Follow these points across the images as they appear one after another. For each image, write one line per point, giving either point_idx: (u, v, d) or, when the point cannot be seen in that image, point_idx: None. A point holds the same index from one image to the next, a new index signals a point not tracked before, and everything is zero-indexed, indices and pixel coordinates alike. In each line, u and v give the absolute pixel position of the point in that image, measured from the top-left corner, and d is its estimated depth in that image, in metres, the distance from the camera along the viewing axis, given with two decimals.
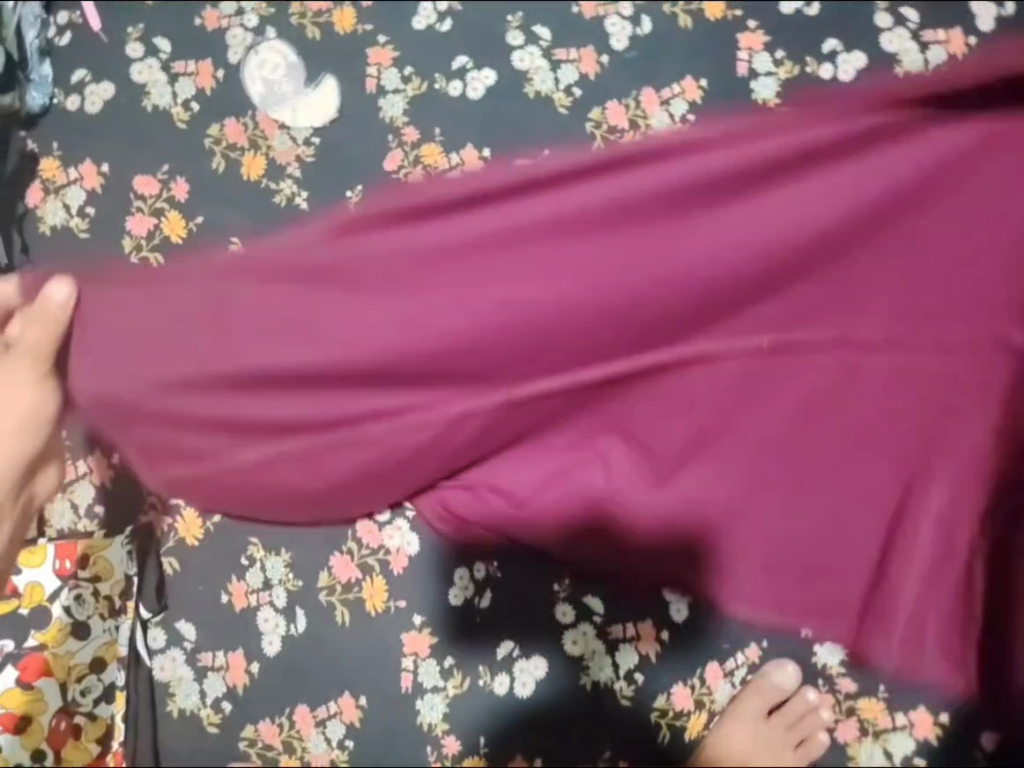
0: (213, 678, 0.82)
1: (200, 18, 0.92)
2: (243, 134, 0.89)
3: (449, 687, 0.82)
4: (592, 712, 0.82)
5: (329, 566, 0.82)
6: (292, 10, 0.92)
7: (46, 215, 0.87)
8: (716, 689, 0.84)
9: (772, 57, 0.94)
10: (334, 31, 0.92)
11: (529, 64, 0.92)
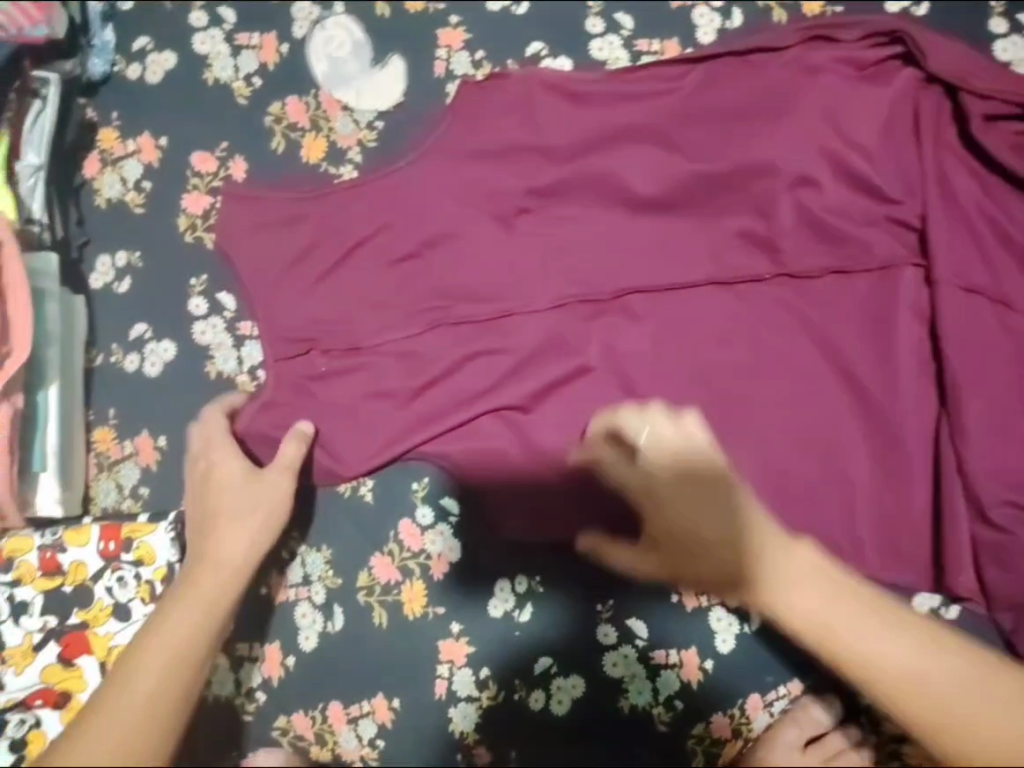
0: (251, 668, 0.82)
1: None
2: (305, 114, 0.86)
3: (482, 698, 0.81)
4: (629, 735, 0.80)
5: (369, 566, 0.82)
6: None
7: (102, 187, 0.85)
8: (755, 718, 0.81)
9: None
10: (405, 7, 0.87)
11: (608, 54, 0.87)
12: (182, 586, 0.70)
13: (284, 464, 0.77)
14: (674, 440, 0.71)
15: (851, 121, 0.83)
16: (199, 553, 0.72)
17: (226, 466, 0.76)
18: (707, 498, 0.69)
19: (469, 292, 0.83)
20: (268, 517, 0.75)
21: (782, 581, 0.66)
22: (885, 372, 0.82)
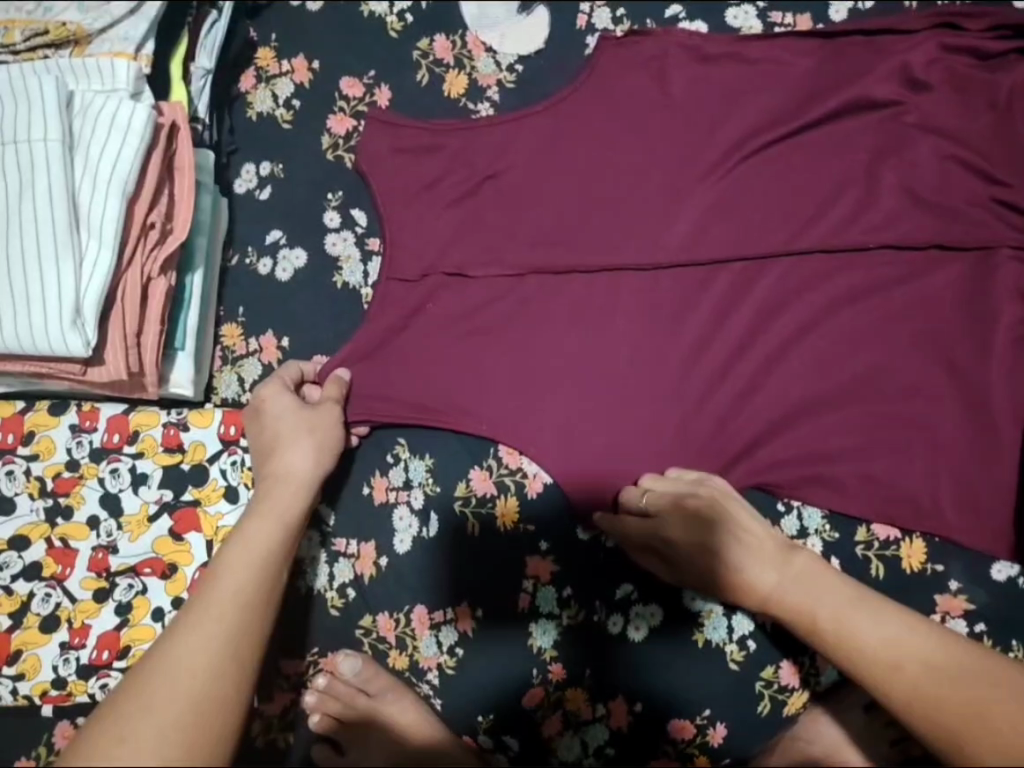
0: (343, 564, 0.85)
1: None
2: (451, 51, 0.92)
3: (563, 617, 0.84)
4: (701, 668, 0.83)
5: (468, 477, 0.85)
6: None
7: (256, 102, 0.92)
8: (823, 670, 0.84)
9: None
10: None
11: (742, 22, 0.93)
12: (248, 514, 0.72)
13: (328, 396, 0.83)
14: (672, 479, 0.81)
15: (966, 110, 0.87)
16: (267, 489, 0.75)
17: (277, 407, 0.80)
18: (705, 514, 0.79)
19: (589, 226, 0.88)
20: (324, 440, 0.79)
21: (759, 578, 0.77)
22: (981, 345, 0.84)
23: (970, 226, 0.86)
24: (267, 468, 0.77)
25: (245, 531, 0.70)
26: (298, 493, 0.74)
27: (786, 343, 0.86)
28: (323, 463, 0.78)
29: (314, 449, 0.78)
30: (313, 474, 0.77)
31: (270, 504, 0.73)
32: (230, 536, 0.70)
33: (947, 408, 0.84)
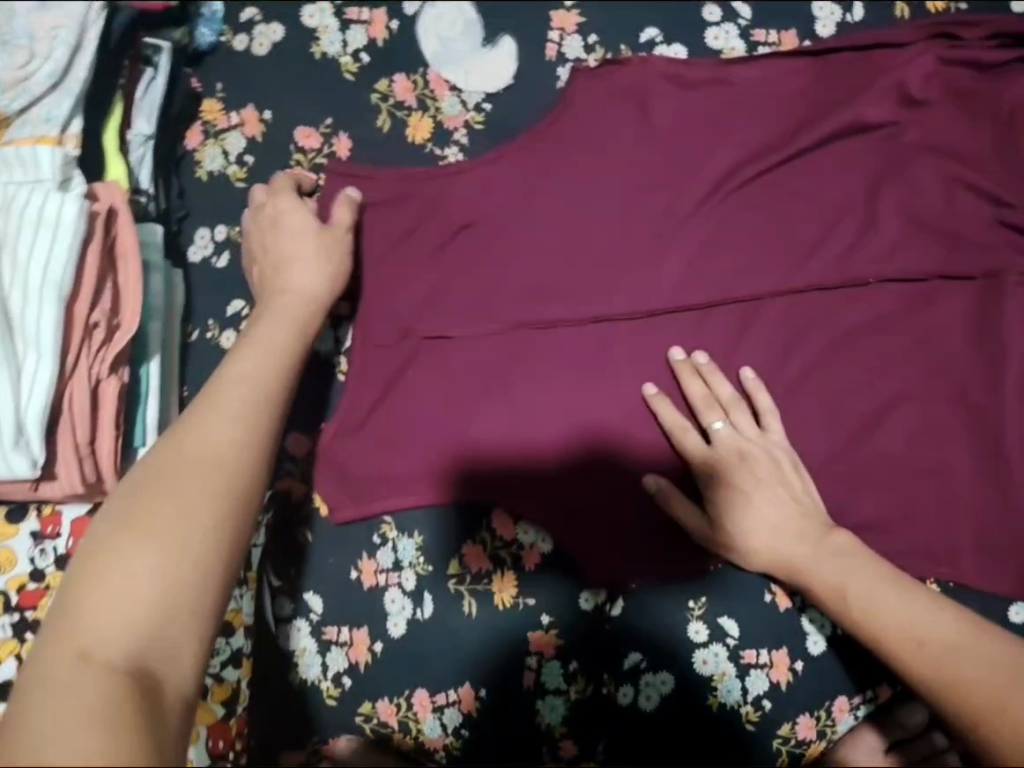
0: (336, 651, 0.81)
1: None
2: (412, 92, 0.87)
3: (570, 691, 0.80)
4: (716, 734, 0.80)
5: (461, 554, 0.81)
6: None
7: (204, 160, 0.86)
8: (839, 721, 0.81)
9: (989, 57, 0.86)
10: None
11: (724, 41, 0.88)
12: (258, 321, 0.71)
13: (338, 223, 0.78)
14: (717, 388, 0.80)
15: (968, 127, 0.82)
16: (273, 295, 0.73)
17: (296, 216, 0.77)
18: (750, 452, 0.77)
19: (573, 276, 0.82)
20: (333, 270, 0.76)
21: (779, 514, 0.76)
22: (996, 376, 0.80)
23: (979, 251, 0.81)
24: (270, 268, 0.75)
25: (252, 339, 0.68)
26: (302, 306, 0.73)
27: (787, 390, 0.82)
28: (331, 287, 0.76)
29: (331, 270, 0.76)
30: (320, 291, 0.75)
31: (275, 318, 0.71)
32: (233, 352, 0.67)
33: (961, 447, 0.80)
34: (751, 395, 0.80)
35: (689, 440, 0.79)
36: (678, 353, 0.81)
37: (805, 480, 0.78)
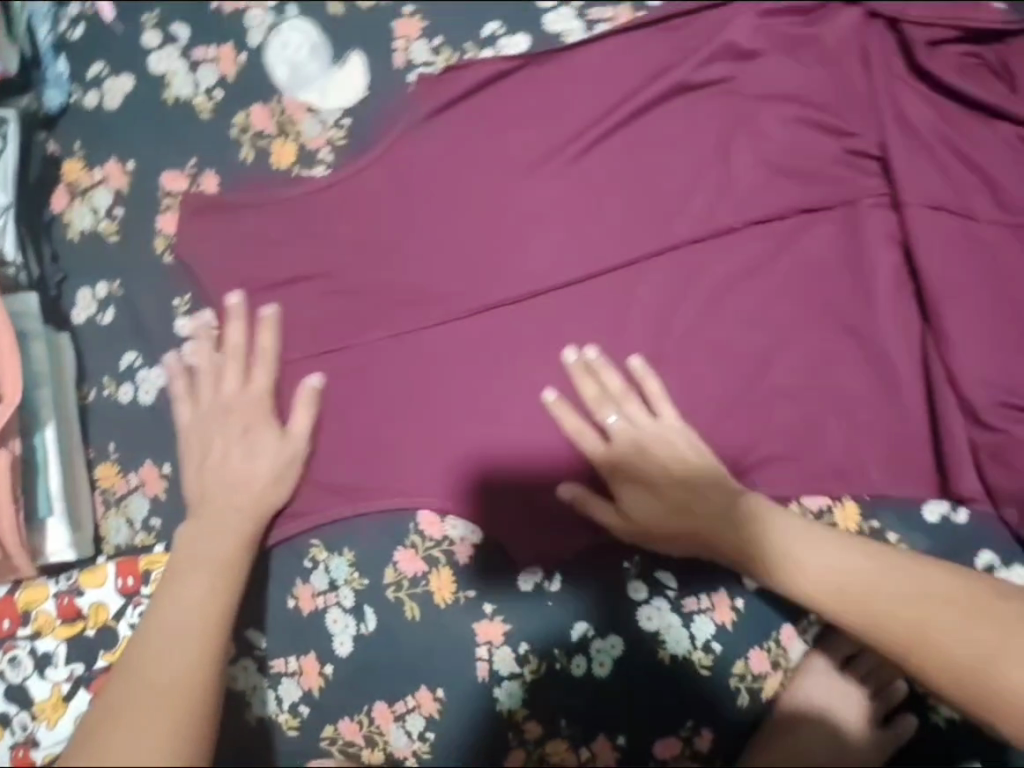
0: (288, 683, 0.81)
1: (216, 4, 0.92)
2: (270, 119, 0.89)
3: (525, 672, 0.81)
4: (674, 684, 0.82)
5: (394, 561, 0.82)
6: None
7: (74, 220, 0.87)
8: (790, 648, 0.84)
9: None
10: (358, 7, 0.92)
11: (562, 25, 0.92)
12: (201, 493, 0.78)
13: (298, 427, 0.80)
14: (606, 382, 0.82)
15: (802, 67, 0.88)
16: (208, 479, 0.78)
17: (197, 435, 0.79)
18: (658, 446, 0.80)
19: (455, 270, 0.84)
20: (275, 446, 0.79)
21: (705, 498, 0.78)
22: (868, 292, 0.85)
23: (833, 182, 0.87)
24: (201, 451, 0.79)
25: (216, 495, 0.78)
26: (266, 482, 0.79)
27: (680, 343, 0.85)
28: (274, 475, 0.79)
29: (276, 447, 0.79)
30: (262, 480, 0.79)
31: (222, 496, 0.77)
32: (208, 495, 0.77)
33: (850, 363, 0.84)
34: (640, 382, 0.83)
35: (590, 445, 0.80)
36: (572, 355, 0.82)
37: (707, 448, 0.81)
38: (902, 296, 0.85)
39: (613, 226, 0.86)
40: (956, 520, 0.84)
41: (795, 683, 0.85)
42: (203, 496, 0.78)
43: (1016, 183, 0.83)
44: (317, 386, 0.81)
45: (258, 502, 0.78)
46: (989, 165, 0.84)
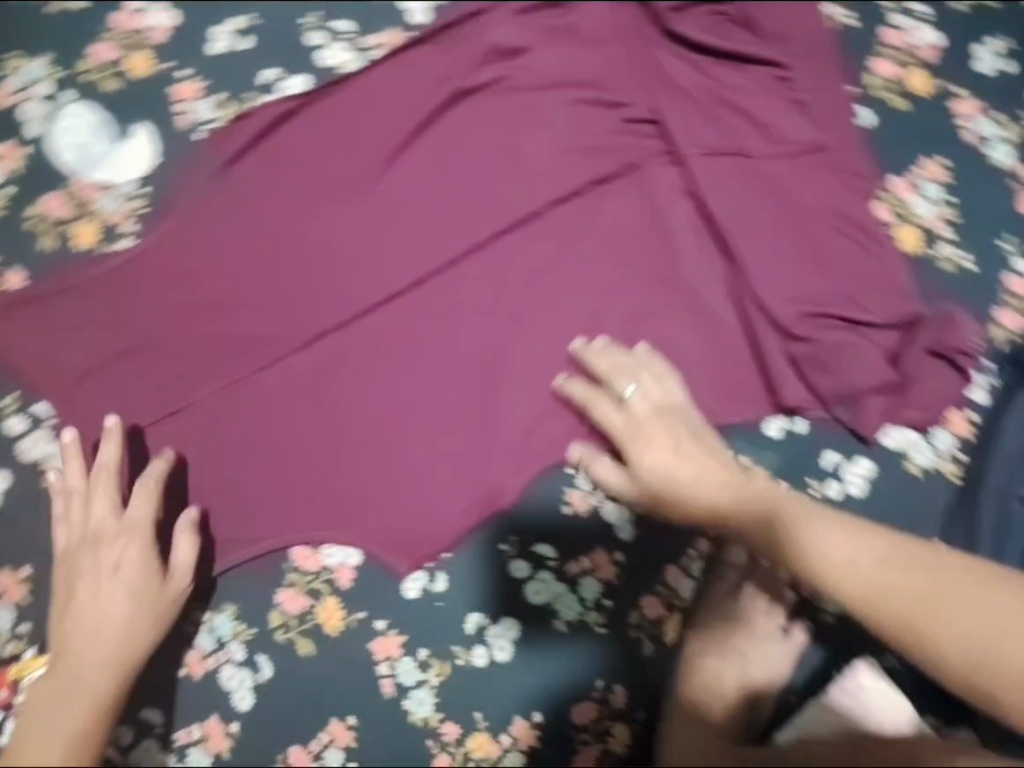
0: (194, 752, 0.80)
1: None
2: (66, 205, 0.87)
3: (431, 676, 0.82)
4: (575, 650, 0.84)
5: (277, 603, 0.82)
6: (82, 66, 0.91)
7: None
8: (679, 588, 0.87)
9: None
10: (133, 77, 0.91)
11: (340, 59, 0.90)
12: (62, 635, 0.72)
13: (180, 559, 0.78)
14: (607, 356, 0.83)
15: (564, 44, 0.88)
16: (69, 625, 0.72)
17: (70, 571, 0.75)
18: (670, 429, 0.80)
19: (274, 311, 0.85)
20: (144, 579, 0.75)
21: (710, 478, 0.77)
22: (672, 245, 0.87)
23: (619, 145, 0.87)
24: (69, 583, 0.74)
25: (78, 642, 0.71)
26: (140, 621, 0.74)
27: (508, 334, 0.85)
28: (142, 616, 0.74)
29: (150, 584, 0.76)
30: (133, 622, 0.74)
31: (84, 640, 0.71)
32: (71, 635, 0.71)
33: (672, 315, 0.87)
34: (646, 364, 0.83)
35: (574, 447, 0.83)
36: (579, 342, 0.85)
37: (710, 429, 0.82)
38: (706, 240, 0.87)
39: (417, 236, 0.85)
40: (797, 430, 0.85)
41: (702, 620, 0.87)
42: (64, 634, 0.72)
43: (780, 119, 0.87)
44: (196, 517, 0.80)
45: (132, 649, 0.73)
46: (754, 105, 0.87)
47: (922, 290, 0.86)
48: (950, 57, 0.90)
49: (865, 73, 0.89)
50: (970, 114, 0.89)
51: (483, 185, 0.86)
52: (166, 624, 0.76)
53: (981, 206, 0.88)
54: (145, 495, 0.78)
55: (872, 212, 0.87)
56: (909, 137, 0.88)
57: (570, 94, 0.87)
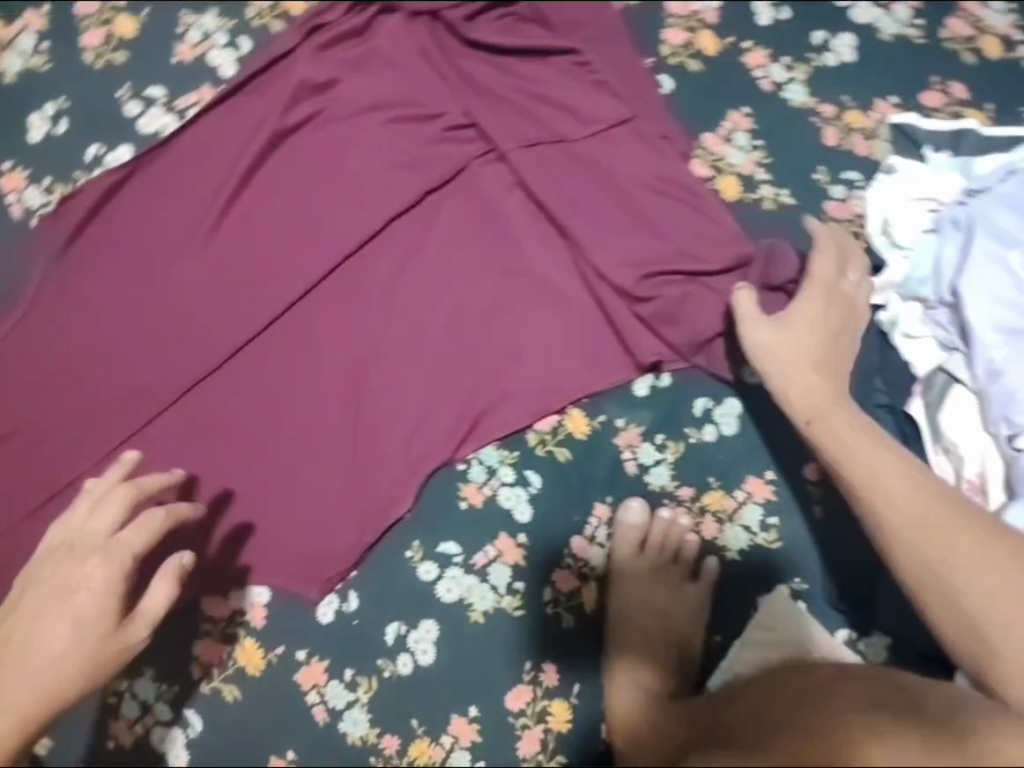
0: None
1: None
2: None
3: (360, 695, 0.84)
4: (498, 638, 0.86)
5: (196, 656, 0.85)
6: None
7: None
8: (589, 558, 0.91)
9: None
10: None
11: (158, 123, 0.93)
12: (14, 636, 0.73)
13: (152, 603, 0.74)
14: (833, 252, 0.87)
15: (372, 70, 0.93)
16: (17, 635, 0.73)
17: (40, 573, 0.75)
18: (839, 319, 0.85)
19: (141, 374, 0.87)
20: (94, 617, 0.73)
21: (816, 398, 0.81)
22: (510, 237, 0.92)
23: (442, 154, 0.92)
24: (36, 574, 0.75)
25: (16, 658, 0.73)
26: (85, 655, 0.73)
27: (373, 350, 0.90)
28: (83, 650, 0.73)
29: (100, 624, 0.73)
30: (77, 655, 0.73)
31: (30, 657, 0.73)
32: (20, 638, 0.73)
33: (525, 300, 0.91)
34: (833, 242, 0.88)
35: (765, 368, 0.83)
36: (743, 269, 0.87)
37: (843, 360, 0.84)
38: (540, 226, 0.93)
39: (270, 276, 0.90)
40: (662, 385, 0.91)
41: (616, 581, 0.90)
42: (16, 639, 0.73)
43: (584, 101, 0.93)
44: (185, 563, 0.75)
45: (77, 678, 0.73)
46: (557, 94, 0.93)
47: (751, 228, 0.92)
48: (730, 14, 0.98)
49: (658, 44, 0.97)
50: (759, 64, 0.96)
51: (323, 216, 0.91)
52: (116, 659, 0.74)
53: (790, 144, 0.94)
54: (142, 528, 0.75)
55: (689, 170, 0.93)
56: (708, 94, 0.95)
57: (387, 116, 0.92)
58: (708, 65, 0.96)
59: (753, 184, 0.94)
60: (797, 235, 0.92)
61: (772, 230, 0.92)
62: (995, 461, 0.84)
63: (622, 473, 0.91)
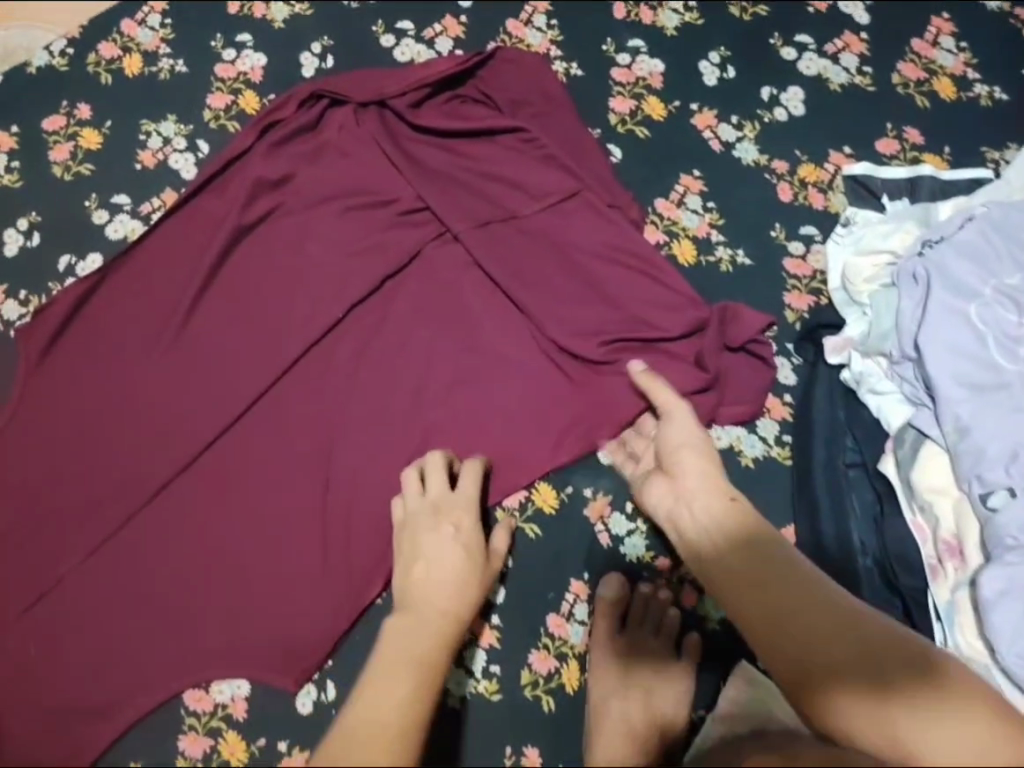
0: None
1: None
2: None
3: None
4: (476, 722, 0.85)
5: (179, 750, 0.82)
6: None
7: None
8: (569, 635, 0.89)
9: (314, 54, 1.04)
10: None
11: (125, 230, 0.97)
12: (422, 563, 0.80)
13: (499, 549, 0.85)
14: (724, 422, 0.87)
15: (325, 164, 0.96)
16: (423, 568, 0.79)
17: (431, 520, 0.82)
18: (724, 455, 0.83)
19: (117, 476, 0.89)
20: (477, 547, 0.82)
21: (700, 485, 0.79)
22: (468, 315, 0.94)
23: (398, 240, 0.95)
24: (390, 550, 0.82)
25: (446, 565, 0.79)
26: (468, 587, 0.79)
27: (340, 436, 0.91)
28: (472, 573, 0.80)
29: (475, 557, 0.81)
30: (468, 578, 0.79)
31: (437, 577, 0.78)
32: (430, 552, 0.80)
33: (487, 375, 0.92)
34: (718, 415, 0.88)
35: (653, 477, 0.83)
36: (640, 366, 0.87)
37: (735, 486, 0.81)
38: (498, 302, 0.94)
39: (238, 369, 0.92)
40: None
41: (593, 656, 0.87)
42: (414, 588, 0.78)
43: (532, 176, 0.94)
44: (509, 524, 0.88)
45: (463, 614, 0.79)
46: (506, 171, 0.95)
47: (709, 291, 0.92)
48: (675, 78, 0.99)
49: (605, 114, 0.98)
50: (707, 125, 0.97)
51: (287, 307, 0.94)
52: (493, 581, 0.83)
53: (745, 201, 0.94)
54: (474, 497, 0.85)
55: (642, 237, 0.93)
56: (659, 160, 0.96)
57: (342, 207, 0.95)
58: (654, 130, 0.97)
59: (709, 247, 0.93)
60: (758, 295, 0.92)
61: (730, 294, 0.92)
62: (971, 521, 0.81)
63: (596, 546, 0.91)
